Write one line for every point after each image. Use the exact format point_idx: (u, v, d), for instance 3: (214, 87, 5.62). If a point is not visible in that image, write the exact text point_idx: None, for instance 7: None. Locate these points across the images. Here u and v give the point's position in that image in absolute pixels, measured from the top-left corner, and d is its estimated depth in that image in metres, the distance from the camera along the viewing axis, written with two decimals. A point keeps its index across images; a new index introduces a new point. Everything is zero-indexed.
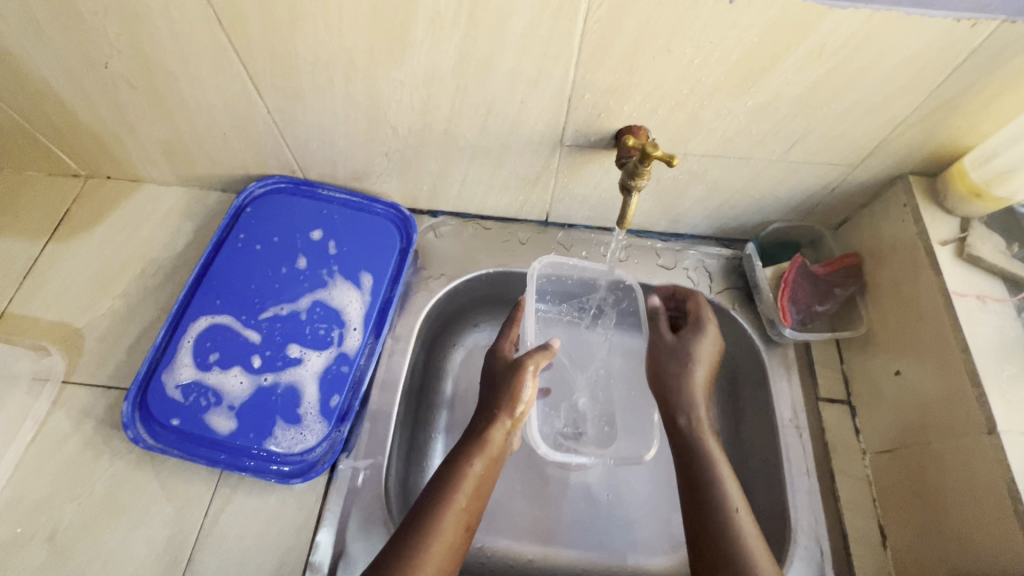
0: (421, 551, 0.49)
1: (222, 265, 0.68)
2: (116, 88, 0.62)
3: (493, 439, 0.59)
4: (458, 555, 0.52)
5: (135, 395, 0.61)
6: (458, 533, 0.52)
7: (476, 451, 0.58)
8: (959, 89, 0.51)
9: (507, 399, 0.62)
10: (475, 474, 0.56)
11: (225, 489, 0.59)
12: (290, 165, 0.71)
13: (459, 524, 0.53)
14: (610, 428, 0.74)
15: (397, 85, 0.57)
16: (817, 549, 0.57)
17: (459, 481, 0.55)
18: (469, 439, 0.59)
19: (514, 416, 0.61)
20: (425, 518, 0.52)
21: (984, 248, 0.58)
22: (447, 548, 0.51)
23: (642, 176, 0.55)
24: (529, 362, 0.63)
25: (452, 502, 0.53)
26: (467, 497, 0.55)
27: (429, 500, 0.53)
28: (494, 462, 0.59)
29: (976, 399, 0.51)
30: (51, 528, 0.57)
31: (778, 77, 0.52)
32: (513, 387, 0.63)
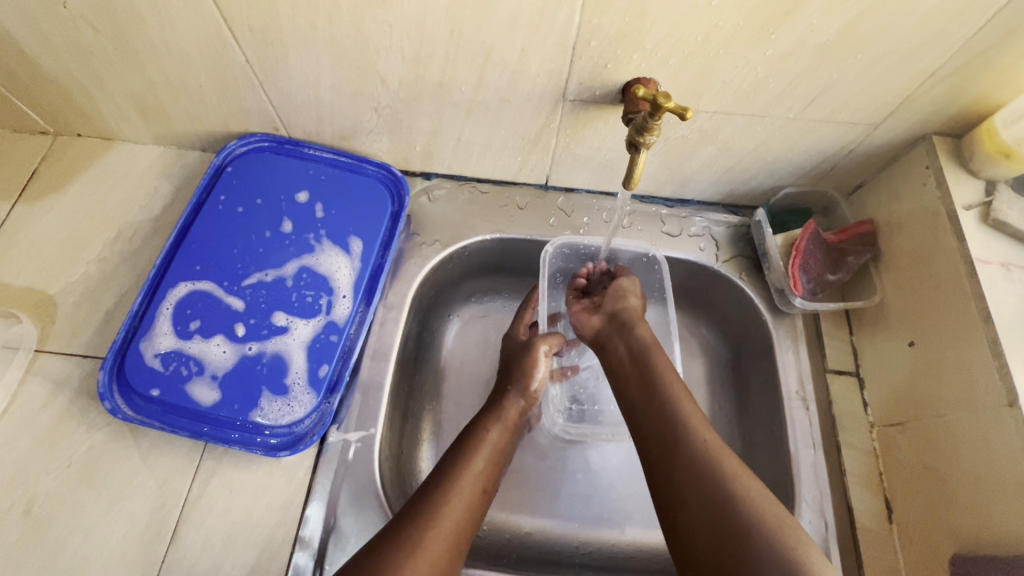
0: (438, 505, 0.48)
1: (201, 228, 0.64)
2: (77, 32, 0.56)
3: (508, 412, 0.61)
4: (476, 517, 0.51)
5: (111, 364, 0.57)
6: (475, 494, 0.51)
7: (493, 420, 0.59)
8: (998, 37, 0.47)
9: (520, 375, 0.64)
10: (491, 441, 0.57)
11: (210, 462, 0.56)
12: (273, 121, 0.67)
13: (477, 487, 0.52)
14: None
15: (386, 29, 0.52)
16: (821, 524, 0.56)
17: (476, 445, 0.56)
18: (489, 411, 0.60)
19: (528, 394, 0.63)
20: (444, 476, 0.52)
21: (1011, 213, 0.55)
22: (464, 507, 0.50)
23: (654, 120, 0.50)
24: (541, 343, 0.66)
25: (471, 464, 0.54)
26: (486, 461, 0.55)
27: (445, 462, 0.54)
28: (508, 434, 0.60)
29: (997, 370, 0.48)
30: (28, 501, 0.54)
31: (802, 22, 0.47)
32: (527, 367, 0.64)
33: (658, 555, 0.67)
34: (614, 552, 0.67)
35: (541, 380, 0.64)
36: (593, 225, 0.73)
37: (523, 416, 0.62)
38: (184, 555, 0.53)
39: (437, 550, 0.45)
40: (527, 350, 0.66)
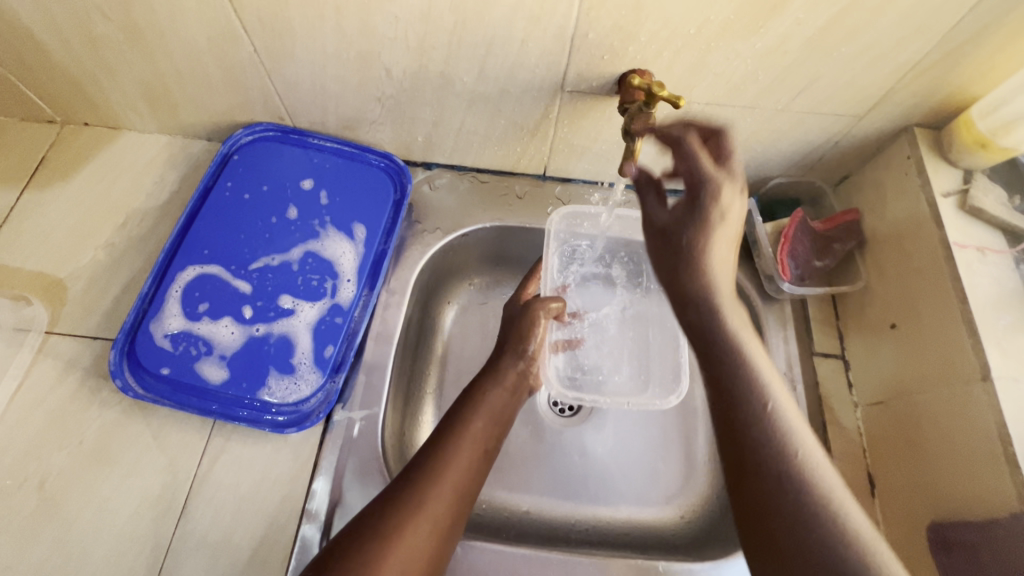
0: (439, 468, 0.50)
1: (209, 214, 0.66)
2: (90, 21, 0.58)
3: (508, 373, 0.61)
4: (477, 478, 0.53)
5: (122, 344, 0.59)
6: (475, 457, 0.53)
7: (490, 381, 0.60)
8: (974, 32, 0.50)
9: (517, 339, 0.64)
10: (490, 402, 0.58)
11: (219, 438, 0.58)
12: (278, 111, 0.68)
13: (477, 449, 0.54)
14: (644, 376, 0.70)
15: (391, 21, 0.54)
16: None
17: (475, 407, 0.57)
18: (487, 373, 0.61)
19: (527, 357, 0.63)
20: (445, 438, 0.53)
21: (986, 200, 0.57)
22: (464, 469, 0.52)
23: (664, 178, 0.49)
24: (539, 306, 0.65)
25: (470, 426, 0.55)
26: (486, 423, 0.56)
27: (445, 425, 0.55)
28: (511, 394, 0.60)
29: (972, 347, 0.51)
30: (41, 476, 0.56)
31: (788, 16, 0.50)
32: (525, 331, 0.64)
33: (651, 532, 0.69)
34: (609, 528, 0.69)
35: (539, 343, 0.64)
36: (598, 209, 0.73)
37: (522, 379, 0.62)
38: (194, 528, 0.55)
39: (437, 510, 0.48)
40: (525, 313, 0.65)
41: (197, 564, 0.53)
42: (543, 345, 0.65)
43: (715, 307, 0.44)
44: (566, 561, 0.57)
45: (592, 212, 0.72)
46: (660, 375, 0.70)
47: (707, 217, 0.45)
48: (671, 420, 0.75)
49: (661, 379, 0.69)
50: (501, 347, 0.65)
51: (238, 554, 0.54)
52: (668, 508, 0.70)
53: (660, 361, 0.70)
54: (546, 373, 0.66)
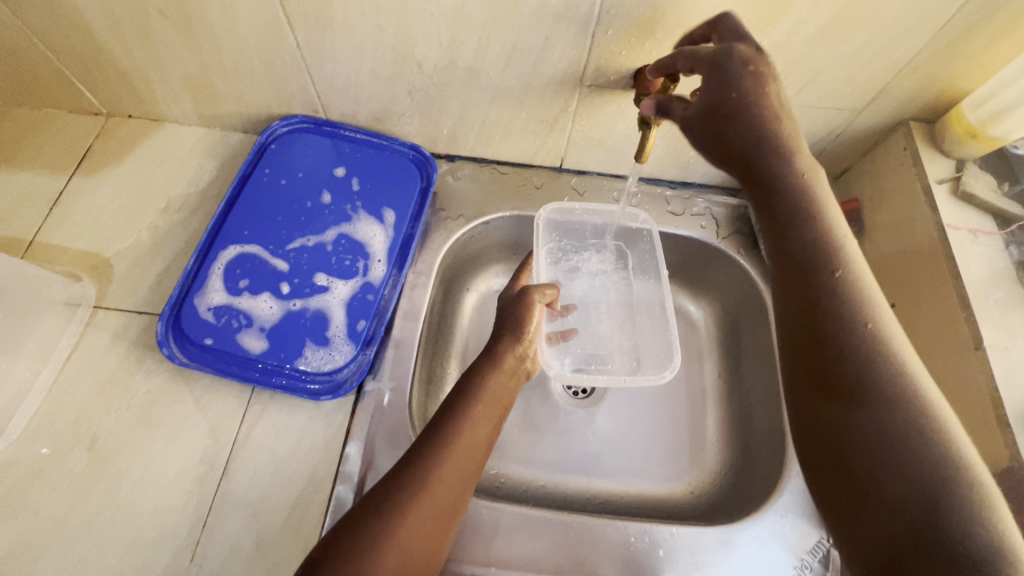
0: (443, 450, 0.52)
1: (249, 198, 0.71)
2: (147, 18, 0.62)
3: (506, 360, 0.62)
4: (478, 458, 0.54)
5: (168, 316, 0.63)
6: (476, 439, 0.55)
7: (490, 367, 0.61)
8: (962, 31, 0.54)
9: (515, 324, 0.65)
10: (490, 388, 0.59)
11: (257, 405, 0.62)
12: (313, 104, 0.73)
13: (479, 432, 0.55)
14: (637, 360, 0.75)
15: (426, 17, 0.59)
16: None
17: (475, 391, 0.58)
18: (486, 359, 0.62)
19: (524, 340, 0.64)
20: (446, 421, 0.55)
21: (977, 186, 0.62)
22: (466, 450, 0.53)
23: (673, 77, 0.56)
24: (534, 293, 0.67)
25: (471, 411, 0.56)
26: (486, 407, 0.57)
27: (447, 408, 0.56)
28: (508, 380, 0.62)
29: (965, 320, 0.55)
30: (91, 438, 0.59)
31: (793, 15, 0.54)
32: (522, 316, 0.65)
33: (663, 505, 0.71)
34: (622, 502, 0.71)
35: (535, 329, 0.66)
36: (586, 206, 0.77)
37: (518, 365, 0.63)
38: (235, 487, 0.58)
39: (439, 490, 0.50)
40: (522, 299, 0.67)
41: (237, 521, 0.56)
42: (538, 330, 0.66)
43: (783, 155, 0.47)
44: (586, 525, 0.61)
45: (582, 206, 0.77)
46: (651, 356, 0.74)
47: (738, 77, 0.46)
48: (681, 400, 0.78)
49: (652, 358, 0.73)
50: (497, 332, 0.66)
51: (275, 513, 0.57)
52: (679, 483, 0.73)
53: (651, 344, 0.75)
54: (542, 357, 0.68)
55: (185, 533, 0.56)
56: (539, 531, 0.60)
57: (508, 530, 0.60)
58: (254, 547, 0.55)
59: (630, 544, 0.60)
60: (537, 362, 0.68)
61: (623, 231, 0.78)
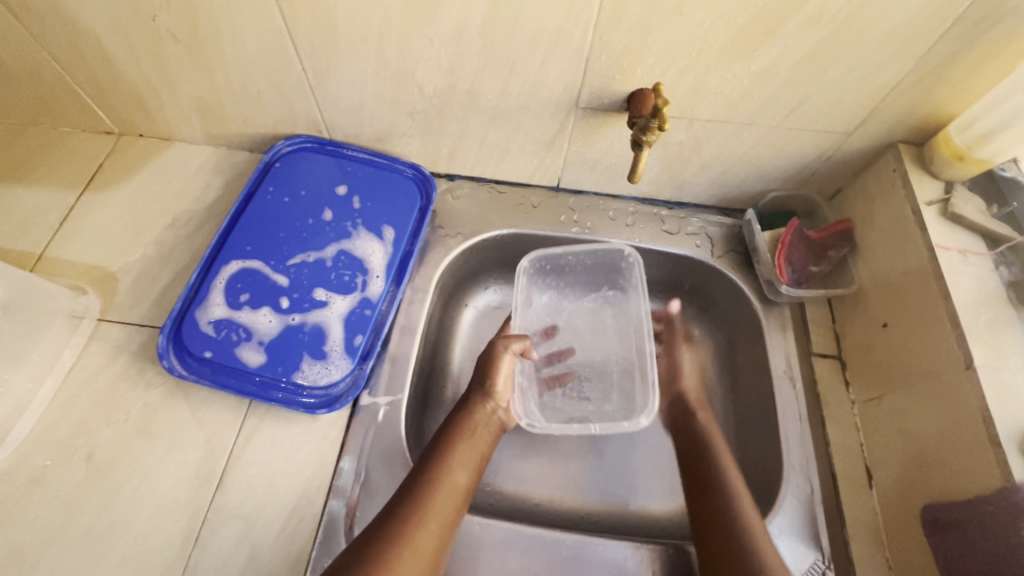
0: (419, 507, 0.53)
1: (253, 214, 0.73)
2: (161, 43, 0.65)
3: (482, 415, 0.65)
4: (455, 517, 0.55)
5: (169, 329, 0.64)
6: (451, 497, 0.56)
7: (462, 423, 0.63)
8: (946, 57, 0.56)
9: (486, 379, 0.67)
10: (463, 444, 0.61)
11: (254, 419, 0.63)
12: (318, 124, 0.75)
13: (456, 487, 0.57)
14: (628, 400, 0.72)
15: (427, 43, 0.61)
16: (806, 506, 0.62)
17: (448, 448, 0.60)
18: (460, 414, 0.64)
19: (495, 396, 0.67)
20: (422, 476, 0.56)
21: (966, 208, 0.62)
22: (442, 510, 0.54)
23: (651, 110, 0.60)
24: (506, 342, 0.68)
25: (444, 470, 0.57)
26: (460, 463, 0.59)
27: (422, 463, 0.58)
28: (484, 435, 0.64)
29: (956, 340, 0.55)
30: (90, 450, 0.60)
31: (780, 41, 0.56)
32: (490, 370, 0.67)
33: (663, 523, 0.70)
34: (621, 520, 0.70)
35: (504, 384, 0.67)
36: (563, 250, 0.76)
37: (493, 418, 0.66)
38: (229, 500, 0.58)
39: (418, 554, 0.51)
40: (490, 351, 0.68)
41: (230, 534, 0.57)
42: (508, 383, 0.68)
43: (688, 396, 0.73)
44: (580, 542, 0.60)
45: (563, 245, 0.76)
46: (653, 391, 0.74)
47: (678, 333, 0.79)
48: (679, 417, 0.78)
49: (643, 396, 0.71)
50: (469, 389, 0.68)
51: (268, 527, 0.57)
52: (675, 502, 0.72)
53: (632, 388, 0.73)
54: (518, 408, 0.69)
55: (177, 547, 0.56)
56: (532, 548, 0.60)
57: (501, 547, 0.59)
58: (246, 561, 0.55)
59: (624, 563, 0.59)
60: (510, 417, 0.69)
61: (615, 269, 0.78)
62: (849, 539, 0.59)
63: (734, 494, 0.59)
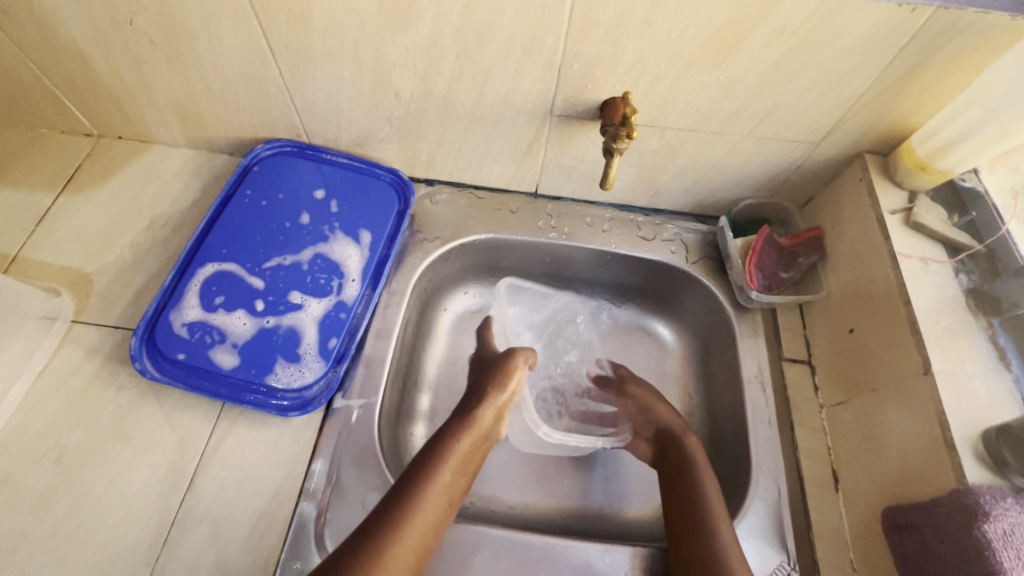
0: (403, 519, 0.53)
1: (231, 217, 0.73)
2: (138, 46, 0.65)
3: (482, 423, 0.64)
4: (441, 526, 0.56)
5: (143, 331, 0.64)
6: (440, 508, 0.56)
7: (460, 430, 0.63)
8: (906, 71, 0.58)
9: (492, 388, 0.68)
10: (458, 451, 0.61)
11: (226, 421, 0.63)
12: (297, 128, 0.76)
13: (446, 495, 0.57)
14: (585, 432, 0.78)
15: (402, 50, 0.62)
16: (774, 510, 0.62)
17: (443, 456, 0.59)
18: (460, 421, 0.64)
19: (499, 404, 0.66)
20: (410, 481, 0.56)
21: (928, 217, 0.64)
22: (429, 520, 0.55)
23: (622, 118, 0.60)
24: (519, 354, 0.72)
25: (437, 478, 0.57)
26: (454, 474, 0.59)
27: (415, 467, 0.58)
28: (481, 443, 0.64)
29: (915, 346, 0.57)
30: (58, 452, 0.60)
31: (746, 53, 0.58)
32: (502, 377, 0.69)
33: (637, 526, 0.71)
34: (595, 523, 0.71)
35: (515, 391, 0.69)
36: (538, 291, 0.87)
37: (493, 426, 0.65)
38: (199, 502, 0.58)
39: (398, 563, 0.51)
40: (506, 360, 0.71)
41: (198, 537, 0.57)
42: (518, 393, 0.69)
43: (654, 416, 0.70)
44: (548, 545, 0.61)
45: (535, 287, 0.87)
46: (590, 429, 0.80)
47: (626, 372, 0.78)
48: None
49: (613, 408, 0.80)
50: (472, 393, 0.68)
51: (237, 530, 0.57)
52: (649, 506, 0.73)
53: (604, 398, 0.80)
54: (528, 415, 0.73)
55: (145, 550, 0.56)
56: (501, 551, 0.60)
57: (469, 550, 0.60)
58: (214, 563, 0.55)
59: (592, 565, 0.60)
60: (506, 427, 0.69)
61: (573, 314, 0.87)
62: (814, 543, 0.60)
63: (708, 500, 0.59)
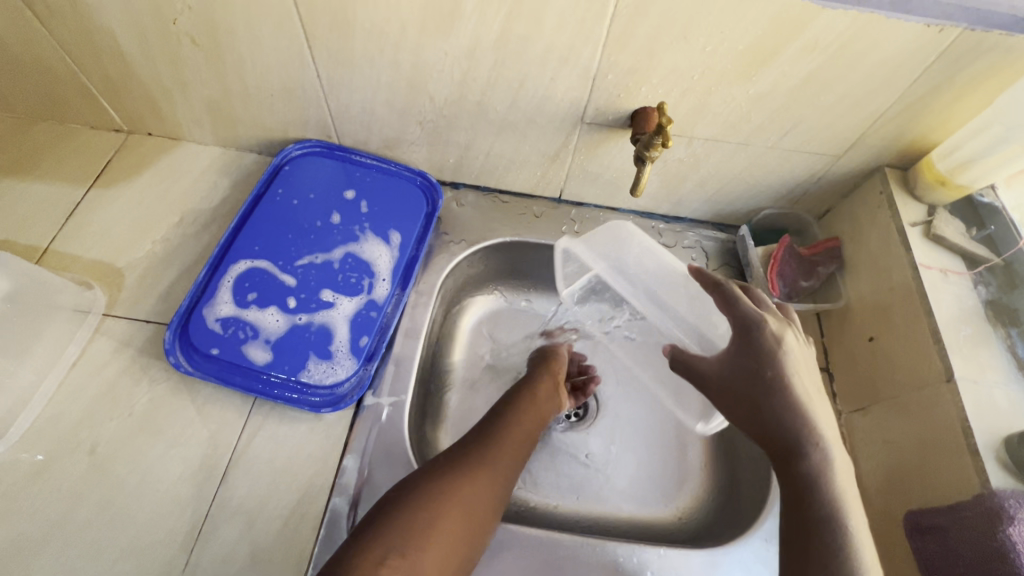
0: (489, 444, 0.59)
1: (262, 215, 0.74)
2: (178, 45, 0.66)
3: (503, 466, 0.58)
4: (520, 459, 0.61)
5: (177, 326, 0.65)
6: (521, 441, 0.62)
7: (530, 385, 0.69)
8: (929, 89, 0.60)
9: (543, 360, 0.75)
10: (469, 500, 0.53)
11: (258, 416, 0.63)
12: (328, 130, 0.77)
13: (482, 492, 0.55)
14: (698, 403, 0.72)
15: (440, 55, 0.63)
16: None
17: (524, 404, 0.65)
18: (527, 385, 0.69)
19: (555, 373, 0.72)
20: (428, 499, 0.51)
21: (947, 230, 0.66)
22: (513, 450, 0.60)
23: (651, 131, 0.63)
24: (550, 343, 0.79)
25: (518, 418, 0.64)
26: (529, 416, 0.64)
27: (414, 521, 0.50)
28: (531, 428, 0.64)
29: (937, 354, 0.58)
30: (92, 443, 0.60)
31: (776, 68, 0.59)
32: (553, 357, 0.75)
33: (657, 530, 0.72)
34: (613, 527, 0.72)
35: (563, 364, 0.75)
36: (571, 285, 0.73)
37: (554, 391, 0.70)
38: (232, 496, 0.59)
39: (489, 477, 0.56)
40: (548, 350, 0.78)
41: (232, 530, 0.57)
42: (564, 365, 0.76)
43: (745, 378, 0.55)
44: (576, 543, 0.62)
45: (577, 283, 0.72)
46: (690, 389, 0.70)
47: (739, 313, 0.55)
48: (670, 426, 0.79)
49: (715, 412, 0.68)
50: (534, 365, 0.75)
51: (270, 523, 0.58)
52: (668, 509, 0.74)
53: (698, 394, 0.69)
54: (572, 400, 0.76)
55: (179, 541, 0.56)
56: (529, 547, 0.61)
57: (499, 547, 0.60)
58: (248, 557, 0.56)
59: (619, 563, 0.61)
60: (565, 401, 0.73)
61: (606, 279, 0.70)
62: None
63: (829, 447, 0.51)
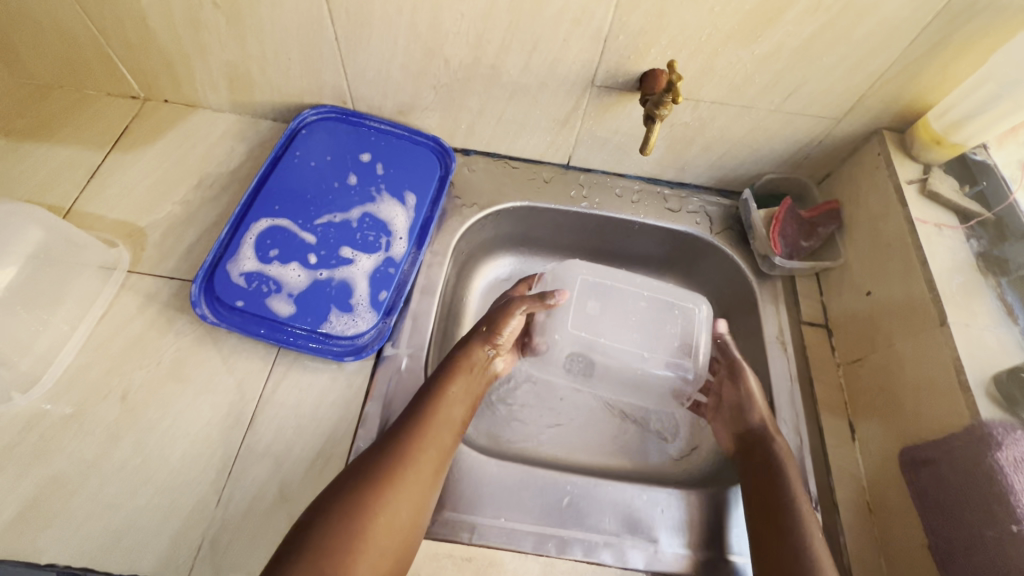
0: (411, 443, 0.59)
1: (281, 176, 0.76)
2: (199, 8, 0.68)
3: (419, 477, 0.57)
4: (447, 452, 0.61)
5: (202, 280, 0.67)
6: (446, 437, 0.61)
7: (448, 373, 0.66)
8: (926, 50, 0.62)
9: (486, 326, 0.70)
10: (384, 518, 0.54)
11: (282, 366, 0.66)
12: (343, 94, 0.79)
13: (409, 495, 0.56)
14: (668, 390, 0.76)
15: (457, 17, 0.65)
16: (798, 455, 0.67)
17: (439, 396, 0.63)
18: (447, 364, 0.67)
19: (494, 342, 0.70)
20: (355, 512, 0.53)
21: (942, 187, 0.69)
22: (435, 447, 0.60)
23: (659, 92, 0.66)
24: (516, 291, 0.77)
25: (438, 413, 0.62)
26: (450, 408, 0.63)
27: (339, 546, 0.51)
28: (451, 421, 0.63)
29: (932, 302, 0.62)
30: (123, 390, 0.63)
31: (781, 28, 0.62)
32: (497, 320, 0.70)
33: (663, 476, 0.75)
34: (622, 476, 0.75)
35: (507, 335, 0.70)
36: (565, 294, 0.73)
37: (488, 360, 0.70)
38: (259, 439, 0.61)
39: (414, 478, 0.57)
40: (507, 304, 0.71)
41: (261, 471, 0.60)
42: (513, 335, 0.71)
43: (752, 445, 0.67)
44: (589, 485, 0.65)
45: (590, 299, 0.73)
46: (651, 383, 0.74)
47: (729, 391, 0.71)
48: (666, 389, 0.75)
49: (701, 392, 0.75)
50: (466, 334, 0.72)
51: (297, 464, 0.60)
52: (673, 458, 0.77)
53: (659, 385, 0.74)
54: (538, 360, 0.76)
55: (209, 481, 0.59)
56: (546, 487, 0.64)
57: (517, 486, 0.63)
58: (277, 494, 0.58)
59: (634, 505, 0.64)
60: (503, 367, 0.74)
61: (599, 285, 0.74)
62: (833, 487, 0.65)
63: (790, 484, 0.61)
